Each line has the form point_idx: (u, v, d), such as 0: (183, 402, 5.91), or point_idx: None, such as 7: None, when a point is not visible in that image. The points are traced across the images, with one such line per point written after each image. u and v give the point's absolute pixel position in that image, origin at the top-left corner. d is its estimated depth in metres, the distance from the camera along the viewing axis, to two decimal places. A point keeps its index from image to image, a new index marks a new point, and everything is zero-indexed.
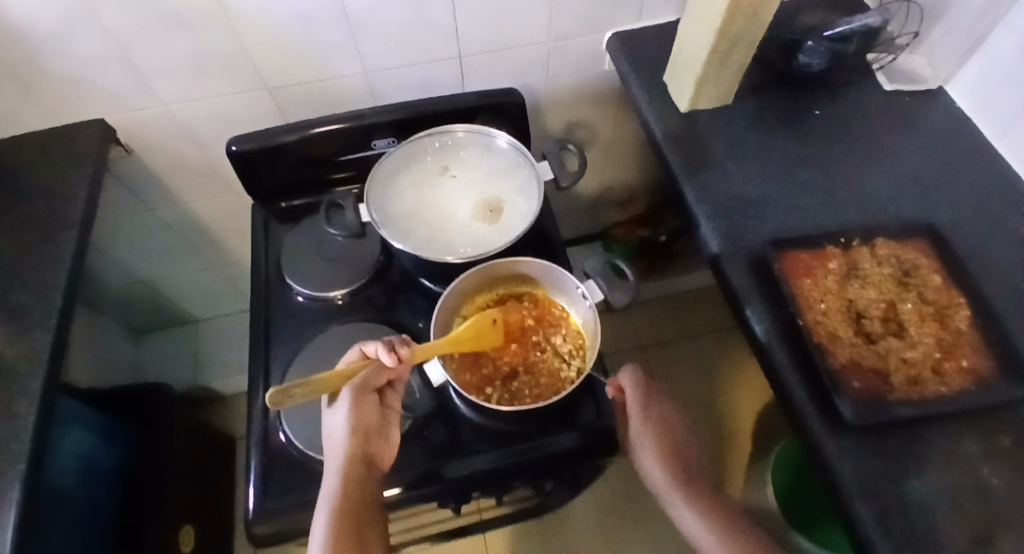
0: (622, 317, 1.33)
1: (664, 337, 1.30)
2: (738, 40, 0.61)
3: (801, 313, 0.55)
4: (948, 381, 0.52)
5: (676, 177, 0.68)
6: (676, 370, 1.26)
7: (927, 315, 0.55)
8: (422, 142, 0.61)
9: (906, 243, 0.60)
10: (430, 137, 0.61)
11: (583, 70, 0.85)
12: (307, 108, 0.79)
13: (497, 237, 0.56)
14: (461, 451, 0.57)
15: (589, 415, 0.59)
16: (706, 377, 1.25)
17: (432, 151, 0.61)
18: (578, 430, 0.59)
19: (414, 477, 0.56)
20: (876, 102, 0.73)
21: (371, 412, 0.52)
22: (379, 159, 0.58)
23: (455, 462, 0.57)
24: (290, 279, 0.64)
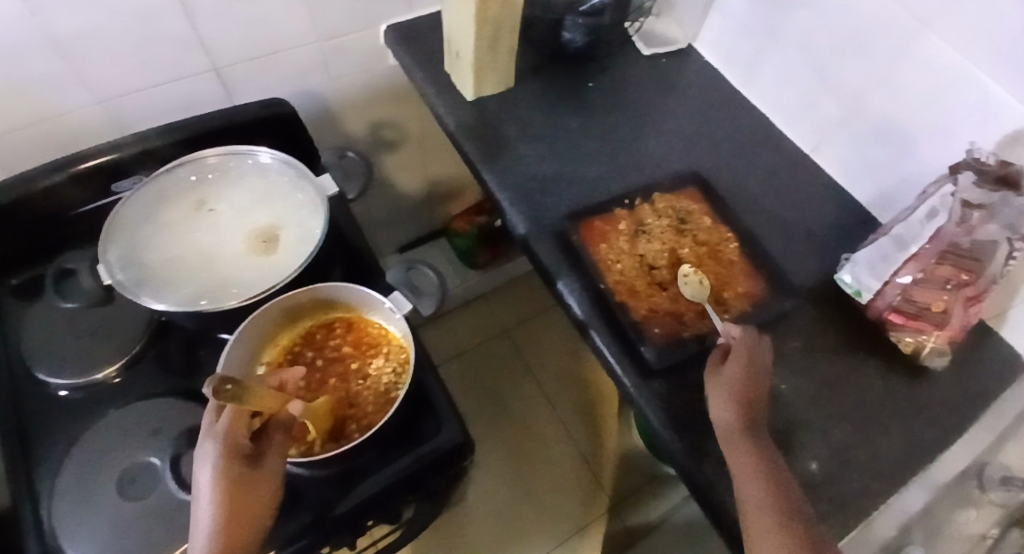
0: (481, 307, 1.35)
1: (524, 316, 1.34)
2: (499, 23, 0.62)
3: (601, 277, 0.59)
4: (729, 309, 0.59)
5: (475, 167, 0.68)
6: (541, 344, 1.31)
7: (705, 255, 0.62)
8: (174, 179, 0.54)
9: (681, 194, 0.67)
10: (176, 169, 0.53)
11: (367, 68, 0.81)
12: (35, 155, 0.66)
13: (281, 263, 0.50)
14: (291, 509, 0.50)
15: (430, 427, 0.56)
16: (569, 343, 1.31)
17: (184, 185, 0.54)
18: (419, 445, 0.54)
19: None
20: (640, 68, 0.79)
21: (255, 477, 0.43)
22: (116, 208, 0.50)
23: (287, 522, 0.50)
24: (38, 371, 0.52)
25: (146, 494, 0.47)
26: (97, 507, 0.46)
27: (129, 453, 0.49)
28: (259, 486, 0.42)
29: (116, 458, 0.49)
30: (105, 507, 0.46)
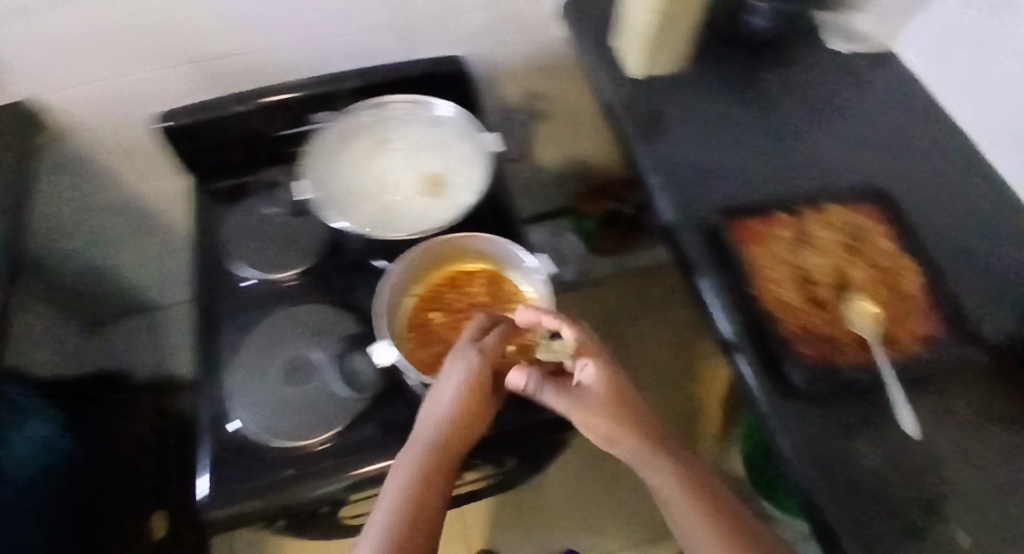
0: (591, 292, 1.31)
1: (634, 310, 1.29)
2: (686, 1, 0.58)
3: (751, 282, 0.55)
4: (901, 348, 0.52)
5: (627, 142, 0.65)
6: (646, 342, 1.27)
7: (876, 280, 0.55)
8: (361, 116, 0.59)
9: (857, 209, 0.60)
10: (367, 107, 0.58)
11: (536, 37, 0.81)
12: (244, 84, 0.74)
13: (441, 212, 0.54)
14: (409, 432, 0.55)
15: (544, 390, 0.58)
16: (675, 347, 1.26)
17: (370, 122, 0.59)
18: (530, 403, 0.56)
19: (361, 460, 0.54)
20: (830, 63, 0.71)
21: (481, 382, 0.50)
22: (314, 133, 0.56)
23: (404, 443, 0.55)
24: (235, 263, 0.62)
25: (310, 382, 0.56)
26: (268, 386, 0.56)
27: (297, 346, 0.58)
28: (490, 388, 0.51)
29: (286, 350, 0.58)
30: (277, 385, 0.56)
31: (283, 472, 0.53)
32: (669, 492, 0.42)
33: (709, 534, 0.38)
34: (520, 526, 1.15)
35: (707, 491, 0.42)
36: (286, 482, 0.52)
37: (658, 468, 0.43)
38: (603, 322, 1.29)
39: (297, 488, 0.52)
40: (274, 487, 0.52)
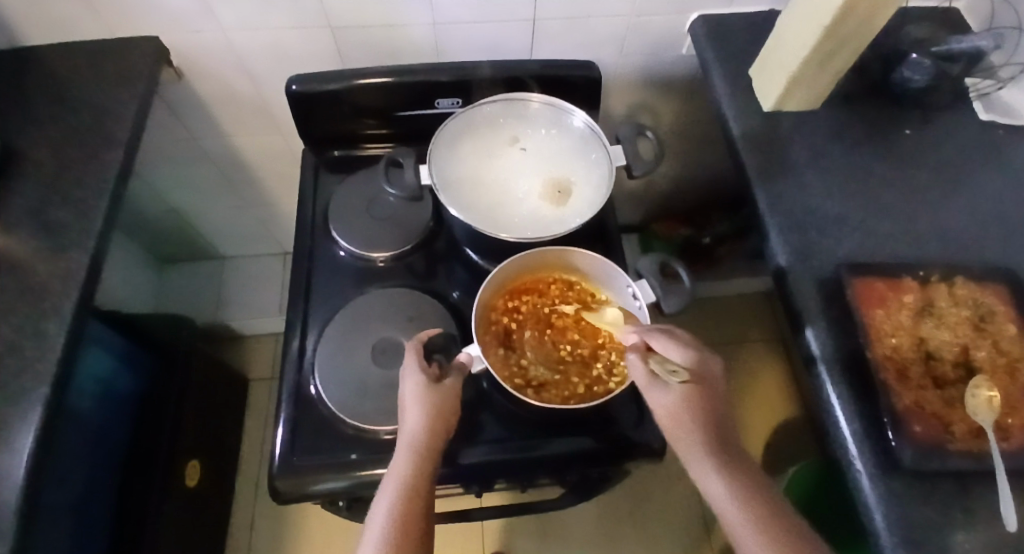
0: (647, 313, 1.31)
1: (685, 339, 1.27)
2: (845, 41, 0.56)
3: (870, 344, 0.53)
4: (1009, 438, 0.48)
5: (748, 180, 0.65)
6: None
7: (998, 367, 0.52)
8: (496, 107, 0.60)
9: (987, 286, 0.56)
10: (502, 103, 0.59)
11: (658, 52, 0.80)
12: (368, 55, 0.75)
13: (560, 221, 0.54)
14: (477, 434, 0.54)
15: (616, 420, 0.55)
16: (723, 387, 1.23)
17: (502, 120, 0.59)
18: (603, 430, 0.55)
19: None
20: (971, 129, 0.68)
21: (450, 405, 0.47)
22: (452, 117, 0.57)
23: (472, 445, 0.54)
24: (336, 232, 0.62)
25: (391, 367, 0.55)
26: (350, 363, 0.55)
27: (385, 327, 0.57)
28: (449, 405, 0.47)
29: (373, 330, 0.57)
30: (360, 364, 0.55)
31: (350, 454, 0.52)
32: (728, 507, 0.41)
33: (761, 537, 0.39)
34: (536, 536, 1.14)
35: (760, 496, 0.41)
36: (350, 465, 0.51)
37: (711, 471, 0.42)
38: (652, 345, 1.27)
39: (360, 472, 0.51)
40: (340, 467, 0.51)
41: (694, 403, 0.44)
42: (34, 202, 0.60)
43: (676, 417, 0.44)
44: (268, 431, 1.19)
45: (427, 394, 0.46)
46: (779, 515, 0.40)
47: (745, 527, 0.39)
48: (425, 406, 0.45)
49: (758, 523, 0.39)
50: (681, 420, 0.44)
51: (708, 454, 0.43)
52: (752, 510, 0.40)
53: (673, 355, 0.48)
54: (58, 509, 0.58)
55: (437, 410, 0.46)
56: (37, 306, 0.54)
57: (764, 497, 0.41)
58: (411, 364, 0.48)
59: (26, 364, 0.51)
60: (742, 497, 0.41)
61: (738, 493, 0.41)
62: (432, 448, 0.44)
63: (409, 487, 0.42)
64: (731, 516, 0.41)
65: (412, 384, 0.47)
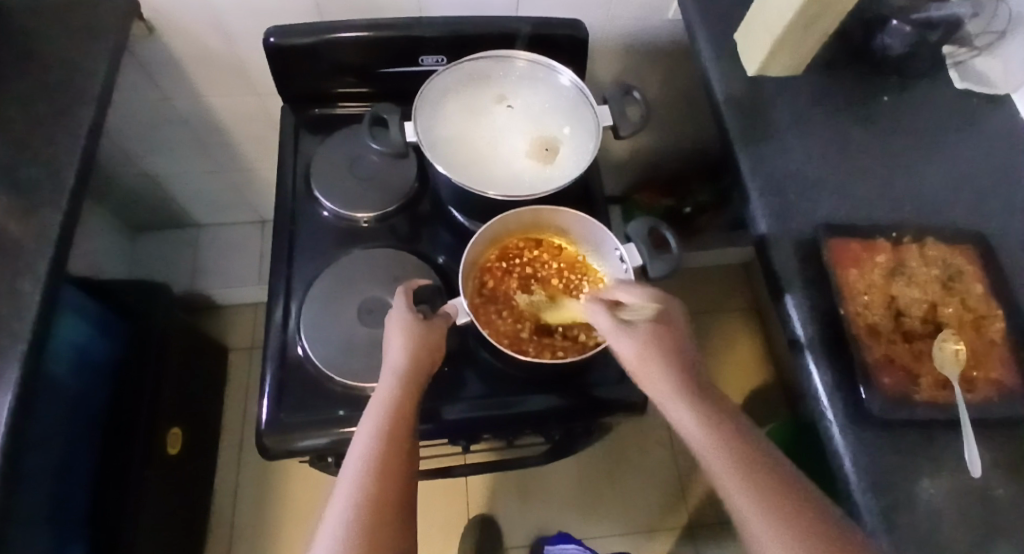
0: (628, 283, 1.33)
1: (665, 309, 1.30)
2: (831, 4, 0.57)
3: (844, 302, 0.55)
4: (973, 390, 0.51)
5: (731, 144, 0.65)
6: None
7: (964, 323, 0.54)
8: (483, 64, 0.59)
9: (956, 248, 0.58)
10: (490, 60, 0.58)
11: (645, 16, 0.80)
12: (349, 11, 0.73)
13: (548, 179, 0.54)
14: (462, 391, 0.55)
15: (597, 377, 0.57)
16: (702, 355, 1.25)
17: (489, 78, 0.59)
18: (586, 386, 0.56)
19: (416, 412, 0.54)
20: (946, 97, 0.69)
21: (433, 346, 0.47)
22: (437, 74, 0.56)
23: (456, 402, 0.54)
24: (319, 193, 0.61)
25: (378, 326, 0.55)
26: (336, 323, 0.55)
27: (371, 287, 0.57)
28: (433, 347, 0.47)
29: (359, 290, 0.57)
30: (347, 323, 0.55)
31: (338, 410, 0.52)
32: (691, 434, 0.42)
33: (737, 476, 0.39)
34: (518, 499, 1.16)
35: (730, 433, 0.42)
36: (338, 421, 0.51)
37: (682, 408, 0.44)
38: None
39: (348, 428, 0.51)
40: (328, 424, 0.51)
41: (662, 343, 0.47)
42: (1, 159, 0.57)
43: (645, 356, 0.46)
44: (249, 400, 1.19)
45: (414, 340, 0.46)
46: (770, 471, 0.39)
47: (718, 454, 0.40)
48: (408, 345, 0.46)
49: (732, 460, 0.40)
50: (654, 364, 0.46)
51: (680, 398, 0.44)
52: (726, 453, 0.40)
53: (634, 301, 0.50)
54: (37, 472, 0.57)
55: (421, 350, 0.46)
56: (9, 265, 0.52)
57: (731, 436, 0.41)
58: (397, 307, 0.49)
59: (1, 323, 0.49)
60: (712, 437, 0.41)
61: (709, 428, 0.42)
62: (413, 393, 0.44)
63: (391, 424, 0.42)
64: (704, 455, 0.41)
65: (396, 327, 0.47)
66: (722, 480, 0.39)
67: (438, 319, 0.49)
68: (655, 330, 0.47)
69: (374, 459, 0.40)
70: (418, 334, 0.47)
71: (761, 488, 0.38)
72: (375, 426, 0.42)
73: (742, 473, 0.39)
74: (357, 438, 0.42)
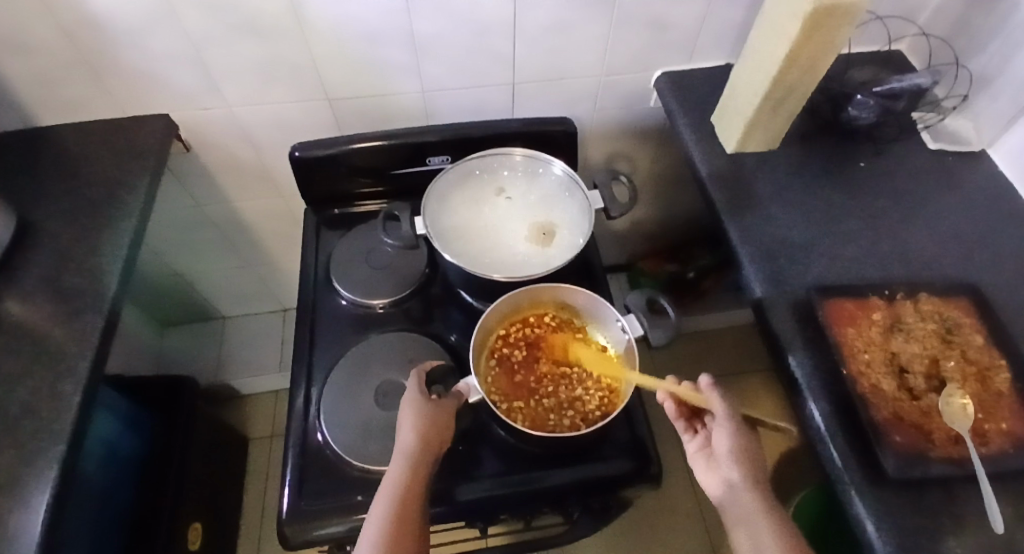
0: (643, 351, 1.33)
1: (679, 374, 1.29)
2: (791, 89, 0.63)
3: (844, 360, 0.56)
4: (987, 442, 0.51)
5: (720, 215, 0.70)
6: None
7: (969, 376, 0.55)
8: (484, 161, 0.65)
9: (950, 301, 0.60)
10: (490, 159, 0.65)
11: (630, 104, 0.88)
12: (363, 121, 0.82)
13: (547, 261, 0.59)
14: (477, 470, 0.56)
15: (606, 447, 0.57)
16: None
17: (490, 173, 0.65)
18: (598, 460, 0.57)
19: (431, 493, 0.55)
20: (921, 158, 0.74)
21: (443, 424, 0.49)
22: (442, 173, 0.63)
23: (473, 481, 0.55)
24: (337, 284, 0.66)
25: (394, 408, 0.57)
26: (353, 408, 0.57)
27: (387, 370, 0.60)
28: (442, 426, 0.49)
29: (375, 373, 0.59)
30: (363, 407, 0.57)
31: (356, 496, 0.53)
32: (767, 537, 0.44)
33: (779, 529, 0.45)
34: None
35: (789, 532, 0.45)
36: (356, 506, 0.52)
37: (744, 499, 0.47)
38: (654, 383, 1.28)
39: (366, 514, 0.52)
40: (347, 510, 0.53)
41: (755, 456, 0.50)
42: (50, 269, 0.64)
43: (736, 455, 0.49)
44: (268, 492, 1.18)
45: (426, 420, 0.48)
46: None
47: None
48: (418, 425, 0.48)
49: None
50: (741, 463, 0.49)
51: (753, 492, 0.47)
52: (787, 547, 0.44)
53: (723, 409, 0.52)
54: None
55: (431, 430, 0.48)
56: (53, 367, 0.56)
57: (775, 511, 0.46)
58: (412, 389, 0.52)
59: (42, 425, 0.53)
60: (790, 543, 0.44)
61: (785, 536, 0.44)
62: (423, 469, 0.46)
63: (402, 502, 0.44)
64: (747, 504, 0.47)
65: (408, 408, 0.50)
66: None
67: (449, 400, 0.52)
68: (747, 443, 0.50)
69: (385, 535, 0.41)
70: (429, 414, 0.49)
71: None
72: (386, 502, 0.44)
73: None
74: (370, 515, 0.44)
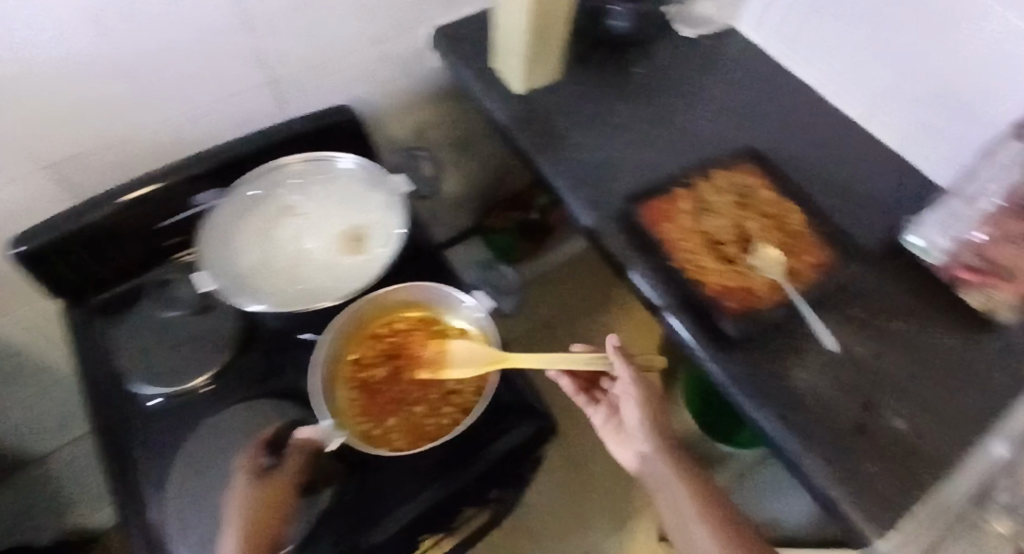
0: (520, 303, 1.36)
1: (553, 312, 1.34)
2: (550, 17, 0.63)
3: (668, 255, 0.61)
4: (800, 278, 0.59)
5: (531, 158, 0.70)
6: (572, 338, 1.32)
7: (770, 228, 0.62)
8: (263, 180, 0.58)
9: (737, 170, 0.67)
10: (267, 176, 0.57)
11: (412, 71, 0.83)
12: (112, 176, 0.69)
13: (370, 268, 0.55)
14: (382, 505, 0.52)
15: (508, 415, 0.56)
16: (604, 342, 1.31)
17: (274, 192, 0.58)
18: (499, 440, 0.55)
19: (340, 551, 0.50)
20: (681, 48, 0.80)
21: (273, 492, 0.47)
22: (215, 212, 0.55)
23: (381, 519, 0.51)
24: (132, 384, 0.58)
25: None
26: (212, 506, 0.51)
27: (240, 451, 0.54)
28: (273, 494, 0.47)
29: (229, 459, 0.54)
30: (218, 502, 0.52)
31: None
32: (679, 495, 0.51)
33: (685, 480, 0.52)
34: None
35: (694, 479, 0.52)
36: None
37: (657, 464, 0.53)
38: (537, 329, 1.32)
39: None
40: None
41: (660, 417, 0.55)
42: None
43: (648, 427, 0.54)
44: None
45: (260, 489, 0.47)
46: (709, 497, 0.51)
47: (689, 505, 0.50)
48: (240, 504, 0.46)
49: (695, 507, 0.50)
50: (650, 432, 0.54)
51: (661, 455, 0.53)
52: (697, 496, 0.51)
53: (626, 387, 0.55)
54: None
55: (257, 504, 0.46)
56: None
57: (692, 484, 0.52)
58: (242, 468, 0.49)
59: None
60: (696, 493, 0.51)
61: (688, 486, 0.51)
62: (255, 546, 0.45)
63: None
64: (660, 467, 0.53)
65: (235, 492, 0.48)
66: (681, 515, 0.51)
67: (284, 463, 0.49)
68: (652, 408, 0.55)
69: None
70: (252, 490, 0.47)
71: (719, 516, 0.50)
72: None
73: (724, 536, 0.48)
74: None
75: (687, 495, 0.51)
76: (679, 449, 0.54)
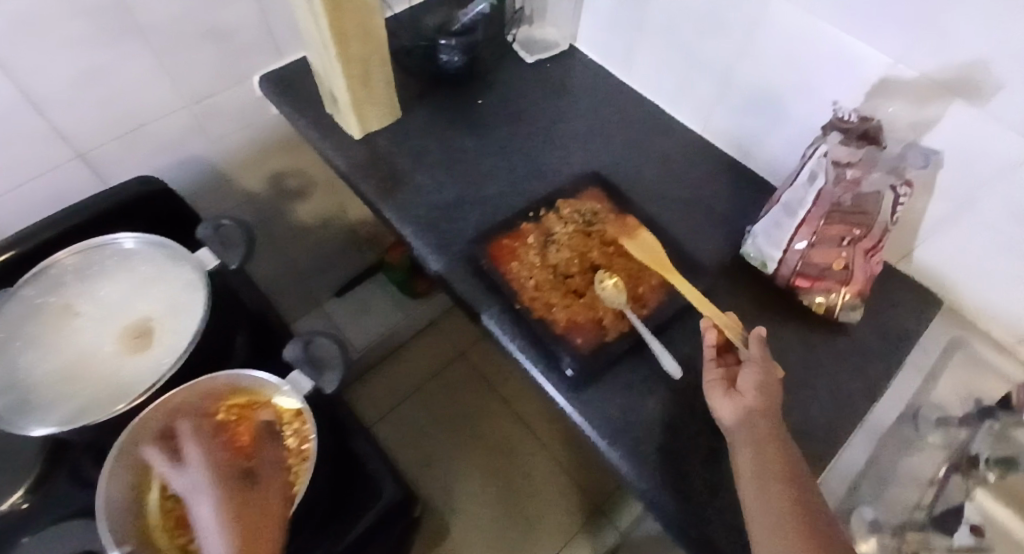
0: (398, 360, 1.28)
1: (414, 381, 1.26)
2: (366, 59, 0.60)
3: (516, 295, 0.58)
4: (646, 304, 0.58)
5: (374, 205, 0.66)
6: (439, 403, 1.23)
7: (615, 256, 0.61)
8: (39, 286, 0.60)
9: (583, 196, 0.66)
10: (40, 282, 0.60)
11: (250, 121, 0.78)
12: None
13: (152, 359, 0.57)
14: None
15: (377, 483, 0.65)
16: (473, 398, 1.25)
17: (52, 295, 0.60)
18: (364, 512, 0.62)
19: None
20: (525, 73, 0.79)
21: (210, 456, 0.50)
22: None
23: None
24: None
25: None
26: None
27: None
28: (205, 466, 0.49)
29: None
30: None
31: None
32: (773, 488, 0.39)
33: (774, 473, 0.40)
34: None
35: (783, 469, 0.41)
36: None
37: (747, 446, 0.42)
38: (404, 400, 1.24)
39: None
40: None
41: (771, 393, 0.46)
42: None
43: (762, 396, 0.45)
44: None
45: (232, 489, 0.47)
46: (803, 499, 0.39)
47: (780, 497, 0.39)
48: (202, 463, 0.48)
49: (777, 507, 0.39)
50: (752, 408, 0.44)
51: (762, 436, 0.43)
52: (788, 493, 0.39)
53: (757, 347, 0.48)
54: None
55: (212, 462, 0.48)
56: None
57: (782, 483, 0.40)
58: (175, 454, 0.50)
59: None
60: (792, 487, 0.40)
61: (781, 482, 0.40)
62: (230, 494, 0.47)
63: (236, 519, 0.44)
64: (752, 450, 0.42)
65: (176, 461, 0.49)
66: (764, 516, 0.38)
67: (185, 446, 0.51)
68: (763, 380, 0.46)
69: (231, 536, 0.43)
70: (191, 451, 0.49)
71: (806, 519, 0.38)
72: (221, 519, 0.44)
73: (791, 539, 0.37)
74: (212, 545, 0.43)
75: (781, 490, 0.39)
76: (776, 435, 0.43)
